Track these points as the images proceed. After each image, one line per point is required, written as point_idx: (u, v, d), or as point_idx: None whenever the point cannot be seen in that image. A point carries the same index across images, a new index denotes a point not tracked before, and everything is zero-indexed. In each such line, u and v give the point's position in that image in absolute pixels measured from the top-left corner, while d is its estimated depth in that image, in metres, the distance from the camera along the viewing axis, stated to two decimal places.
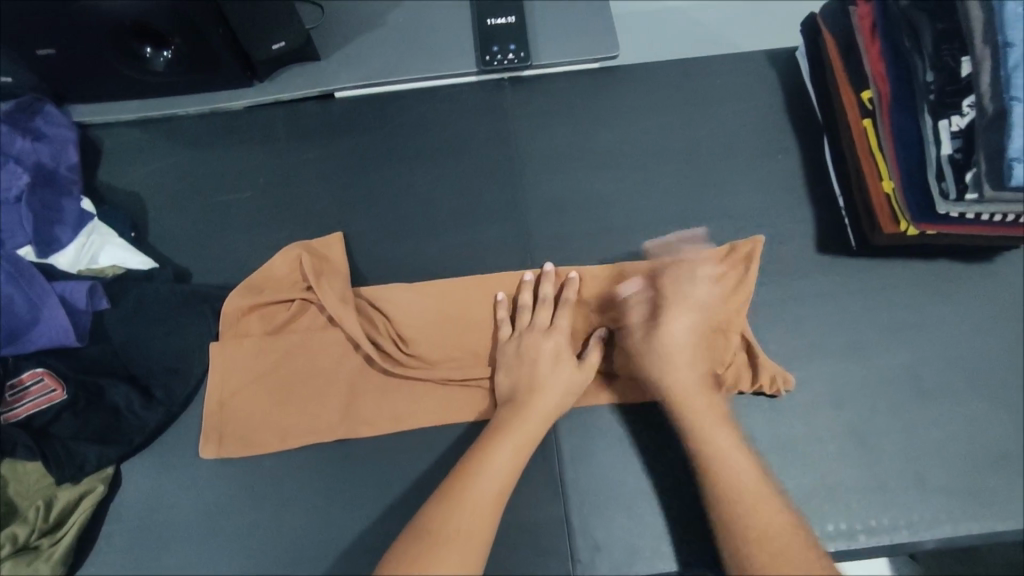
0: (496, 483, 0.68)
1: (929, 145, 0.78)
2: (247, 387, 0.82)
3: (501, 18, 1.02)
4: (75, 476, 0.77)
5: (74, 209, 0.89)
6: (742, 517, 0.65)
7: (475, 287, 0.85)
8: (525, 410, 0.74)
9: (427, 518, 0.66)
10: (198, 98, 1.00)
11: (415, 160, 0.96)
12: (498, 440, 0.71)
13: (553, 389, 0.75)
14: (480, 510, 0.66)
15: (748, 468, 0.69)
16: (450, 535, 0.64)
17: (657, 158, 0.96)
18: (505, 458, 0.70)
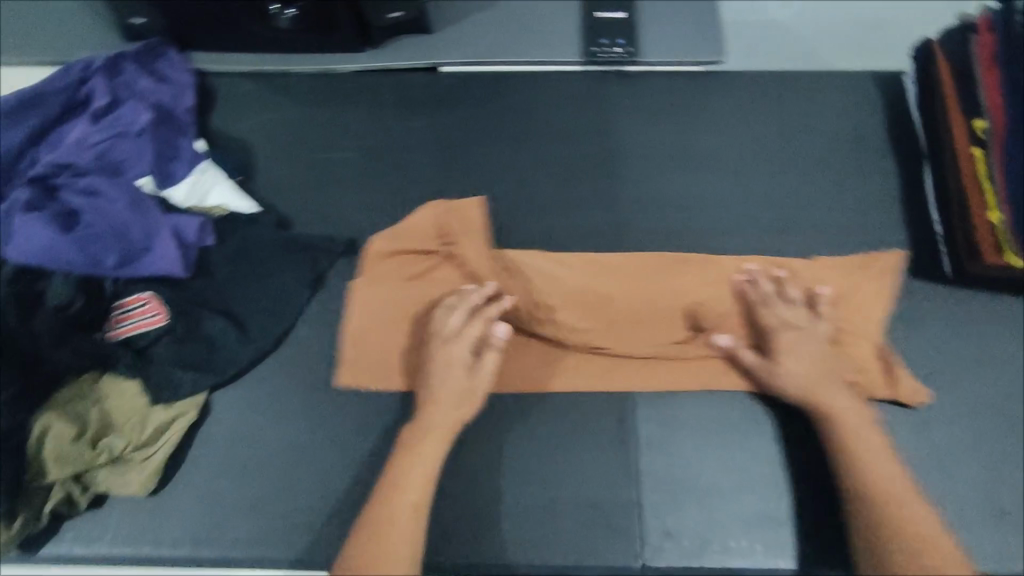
0: (411, 497, 0.73)
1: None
2: (387, 329, 0.85)
3: (610, 12, 1.05)
4: (170, 398, 0.81)
5: (189, 148, 0.93)
6: (885, 511, 0.70)
7: (609, 266, 0.88)
8: (422, 428, 0.77)
9: (353, 557, 0.69)
10: (312, 60, 1.05)
11: (515, 140, 0.99)
12: (405, 463, 0.75)
13: (463, 401, 0.78)
14: (405, 534, 0.70)
15: (891, 467, 0.73)
16: (366, 566, 0.68)
17: (753, 164, 0.96)
18: (416, 488, 0.73)
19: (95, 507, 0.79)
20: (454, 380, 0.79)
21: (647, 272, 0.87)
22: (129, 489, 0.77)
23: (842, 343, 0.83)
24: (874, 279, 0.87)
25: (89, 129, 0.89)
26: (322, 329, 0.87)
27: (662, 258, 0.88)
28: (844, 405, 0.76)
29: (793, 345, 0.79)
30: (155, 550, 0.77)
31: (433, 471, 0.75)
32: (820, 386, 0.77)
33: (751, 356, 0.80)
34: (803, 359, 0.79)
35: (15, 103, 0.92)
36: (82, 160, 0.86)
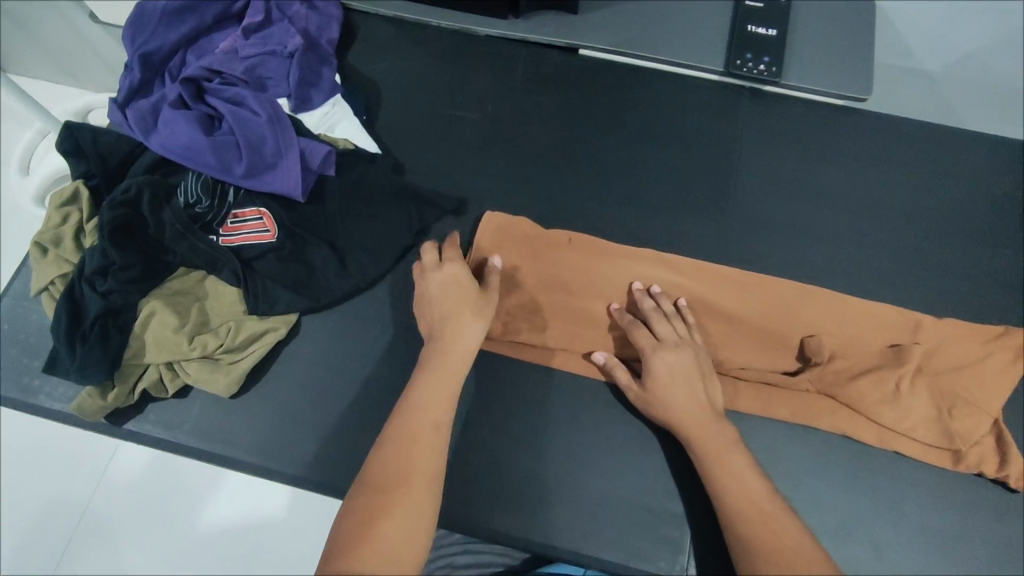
0: (434, 416, 0.70)
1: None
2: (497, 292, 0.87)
3: (762, 28, 1.02)
4: (266, 312, 0.84)
5: (330, 79, 0.96)
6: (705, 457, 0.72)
7: (732, 281, 0.86)
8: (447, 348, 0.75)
9: (379, 468, 0.66)
10: (455, 16, 1.06)
11: (636, 136, 0.98)
12: (427, 380, 0.72)
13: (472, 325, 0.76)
14: (424, 448, 0.67)
15: (691, 404, 0.75)
16: (394, 482, 0.64)
17: (877, 211, 0.93)
18: (432, 407, 0.70)
19: (179, 397, 0.83)
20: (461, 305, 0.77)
21: (767, 292, 0.85)
22: (213, 388, 0.81)
23: (956, 410, 0.78)
24: (998, 356, 0.80)
25: (242, 44, 0.95)
26: (418, 279, 0.89)
27: (785, 283, 0.86)
28: (691, 410, 0.75)
29: (902, 398, 0.78)
30: (223, 449, 0.81)
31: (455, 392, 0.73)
32: (680, 399, 0.75)
33: (622, 376, 0.79)
34: (675, 386, 0.76)
35: (176, 4, 0.95)
36: (232, 71, 0.91)
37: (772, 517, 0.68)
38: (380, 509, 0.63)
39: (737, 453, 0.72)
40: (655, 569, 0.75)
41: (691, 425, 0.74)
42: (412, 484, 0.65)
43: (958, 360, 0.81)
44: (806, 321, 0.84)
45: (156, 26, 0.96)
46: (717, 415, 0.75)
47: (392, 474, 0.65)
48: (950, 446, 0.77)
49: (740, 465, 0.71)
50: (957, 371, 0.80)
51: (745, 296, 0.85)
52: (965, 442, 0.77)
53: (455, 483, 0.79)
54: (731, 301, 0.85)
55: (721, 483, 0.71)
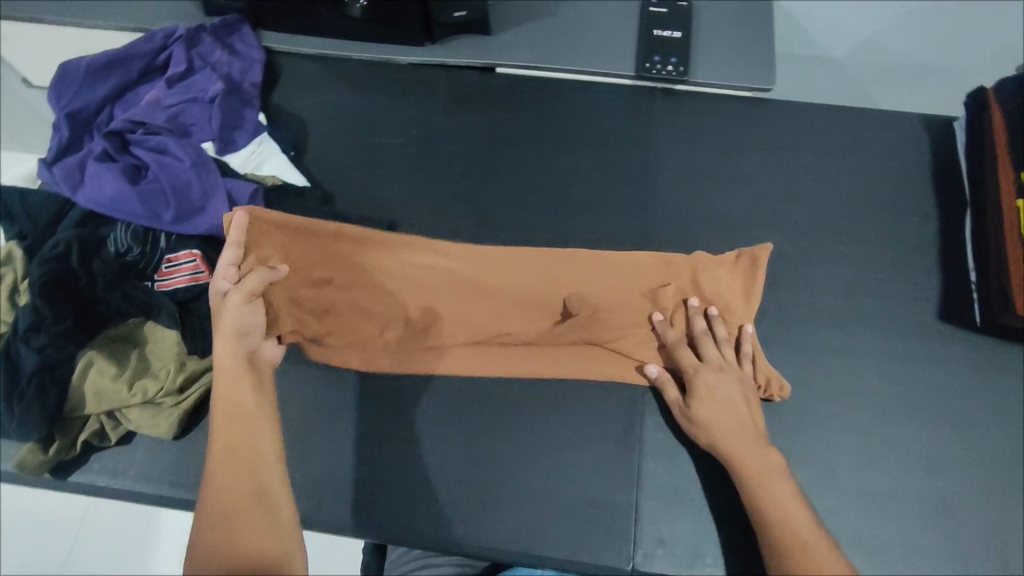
0: (246, 430, 0.69)
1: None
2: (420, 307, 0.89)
3: (667, 31, 1.06)
4: (204, 350, 0.86)
5: (253, 120, 0.99)
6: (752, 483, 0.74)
7: (609, 262, 0.90)
8: (224, 363, 0.72)
9: (206, 500, 0.66)
10: (373, 48, 1.09)
11: (557, 145, 1.02)
12: (224, 405, 0.70)
13: (231, 334, 0.73)
14: (230, 471, 0.67)
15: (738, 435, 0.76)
16: (217, 515, 0.64)
17: (792, 192, 0.97)
18: (226, 414, 0.70)
19: (123, 444, 0.84)
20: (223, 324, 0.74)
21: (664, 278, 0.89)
22: (155, 431, 0.82)
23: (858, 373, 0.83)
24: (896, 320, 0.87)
25: (165, 94, 0.97)
26: None
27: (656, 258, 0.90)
28: (739, 438, 0.76)
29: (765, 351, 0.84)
30: (171, 490, 0.81)
31: (249, 407, 0.71)
32: (725, 427, 0.77)
33: (673, 394, 0.81)
34: (723, 414, 0.78)
35: (99, 61, 0.98)
36: (154, 121, 0.94)
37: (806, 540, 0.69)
38: (228, 535, 0.63)
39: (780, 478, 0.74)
40: (605, 561, 0.77)
41: (738, 451, 0.76)
42: (226, 511, 0.64)
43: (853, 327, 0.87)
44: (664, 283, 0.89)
45: (80, 84, 0.98)
46: (761, 442, 0.76)
47: (218, 505, 0.65)
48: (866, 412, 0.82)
49: (796, 500, 0.73)
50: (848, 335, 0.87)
51: (610, 268, 0.90)
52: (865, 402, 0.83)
53: (405, 499, 0.81)
54: (599, 277, 0.90)
55: (771, 518, 0.72)
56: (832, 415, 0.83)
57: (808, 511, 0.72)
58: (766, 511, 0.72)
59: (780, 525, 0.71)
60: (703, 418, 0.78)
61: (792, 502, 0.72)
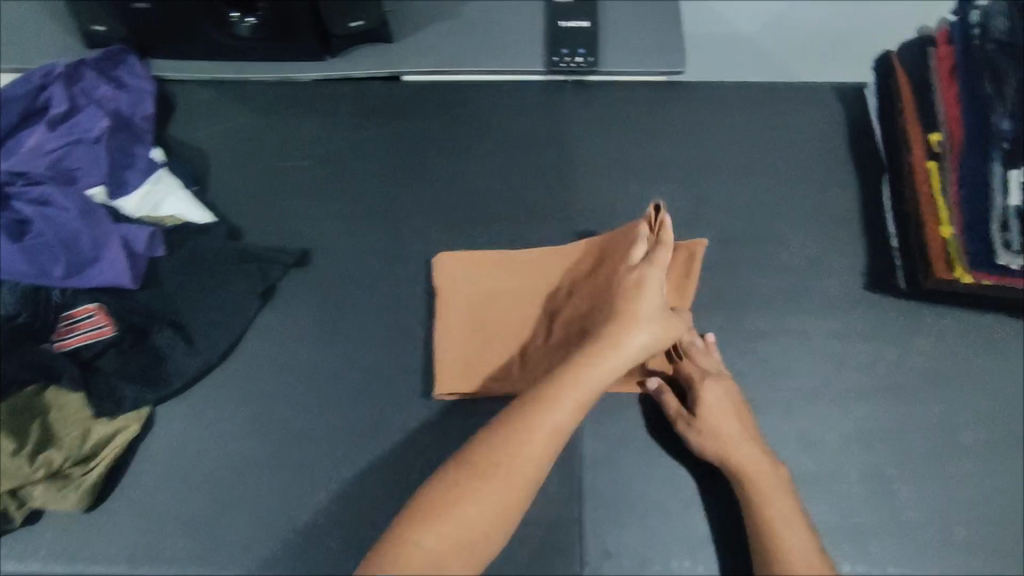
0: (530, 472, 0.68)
1: (994, 112, 0.80)
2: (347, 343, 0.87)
3: (574, 21, 1.03)
4: (113, 412, 0.80)
5: (145, 157, 0.93)
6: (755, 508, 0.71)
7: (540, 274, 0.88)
8: (594, 362, 0.73)
9: (479, 449, 0.69)
10: (271, 67, 1.03)
11: (473, 150, 0.98)
12: (551, 402, 0.70)
13: (622, 357, 0.74)
14: (540, 452, 0.69)
15: (752, 457, 0.73)
16: (480, 470, 0.67)
17: (713, 175, 0.95)
18: (522, 469, 0.68)
19: (31, 523, 0.78)
20: (626, 320, 0.76)
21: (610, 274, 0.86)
22: (63, 506, 0.76)
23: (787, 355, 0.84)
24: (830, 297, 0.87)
25: (44, 137, 0.90)
26: (273, 342, 0.87)
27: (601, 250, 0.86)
28: (752, 457, 0.73)
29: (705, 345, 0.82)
30: (90, 567, 0.76)
31: (562, 432, 0.70)
32: (735, 438, 0.74)
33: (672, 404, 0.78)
34: (725, 419, 0.75)
35: None
36: (37, 169, 0.87)
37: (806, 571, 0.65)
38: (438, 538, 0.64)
39: (788, 504, 0.71)
40: None
41: (747, 465, 0.73)
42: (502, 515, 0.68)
43: (786, 308, 0.87)
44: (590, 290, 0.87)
45: None
46: (771, 458, 0.74)
47: (485, 458, 0.68)
48: (799, 391, 0.82)
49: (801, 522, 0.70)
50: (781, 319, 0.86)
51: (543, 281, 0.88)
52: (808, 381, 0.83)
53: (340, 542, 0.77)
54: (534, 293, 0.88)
55: (777, 537, 0.69)
56: (768, 400, 0.82)
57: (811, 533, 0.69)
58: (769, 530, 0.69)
59: (788, 545, 0.68)
60: (714, 429, 0.75)
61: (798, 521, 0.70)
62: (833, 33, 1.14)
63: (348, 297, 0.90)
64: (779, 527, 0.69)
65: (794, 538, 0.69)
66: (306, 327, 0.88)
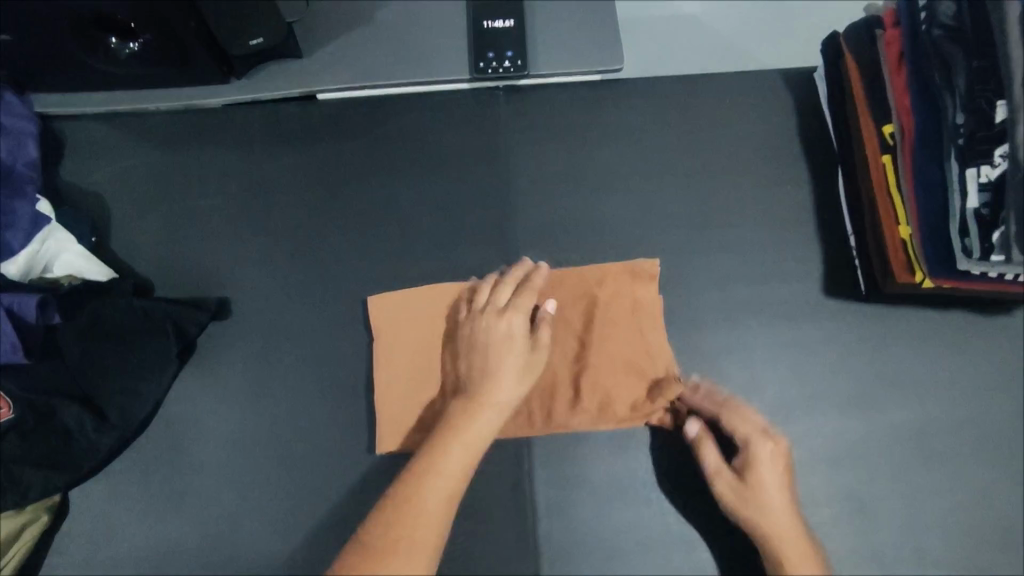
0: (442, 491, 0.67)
1: (946, 107, 0.72)
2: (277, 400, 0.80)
3: (499, 21, 0.95)
4: (19, 504, 0.72)
5: (27, 212, 0.82)
6: (778, 531, 0.70)
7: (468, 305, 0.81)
8: (473, 413, 0.72)
9: (376, 535, 0.64)
10: (168, 93, 0.93)
11: (401, 173, 0.90)
12: (436, 463, 0.69)
13: (492, 377, 0.73)
14: (441, 506, 0.67)
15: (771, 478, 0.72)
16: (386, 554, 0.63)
17: (659, 181, 0.89)
18: (437, 497, 0.67)
19: None
20: (497, 359, 0.74)
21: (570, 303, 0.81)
22: None
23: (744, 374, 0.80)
24: (786, 306, 0.82)
25: None
26: (195, 406, 0.80)
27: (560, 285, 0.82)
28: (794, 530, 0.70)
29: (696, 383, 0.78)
30: None
31: (457, 489, 0.69)
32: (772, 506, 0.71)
33: (712, 453, 0.74)
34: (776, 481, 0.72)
35: None
36: None
37: None
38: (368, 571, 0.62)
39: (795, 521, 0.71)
40: None
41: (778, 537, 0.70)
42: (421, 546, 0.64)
43: (743, 322, 0.82)
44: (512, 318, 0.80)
45: None
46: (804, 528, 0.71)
47: (384, 545, 0.63)
48: (761, 409, 0.78)
49: None
50: (739, 335, 0.81)
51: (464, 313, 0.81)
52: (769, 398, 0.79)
53: None
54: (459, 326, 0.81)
55: None
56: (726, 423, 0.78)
57: None
58: None
59: None
60: (767, 491, 0.71)
61: None
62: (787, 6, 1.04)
63: (275, 349, 0.83)
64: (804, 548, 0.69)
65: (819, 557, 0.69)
66: (230, 386, 0.81)
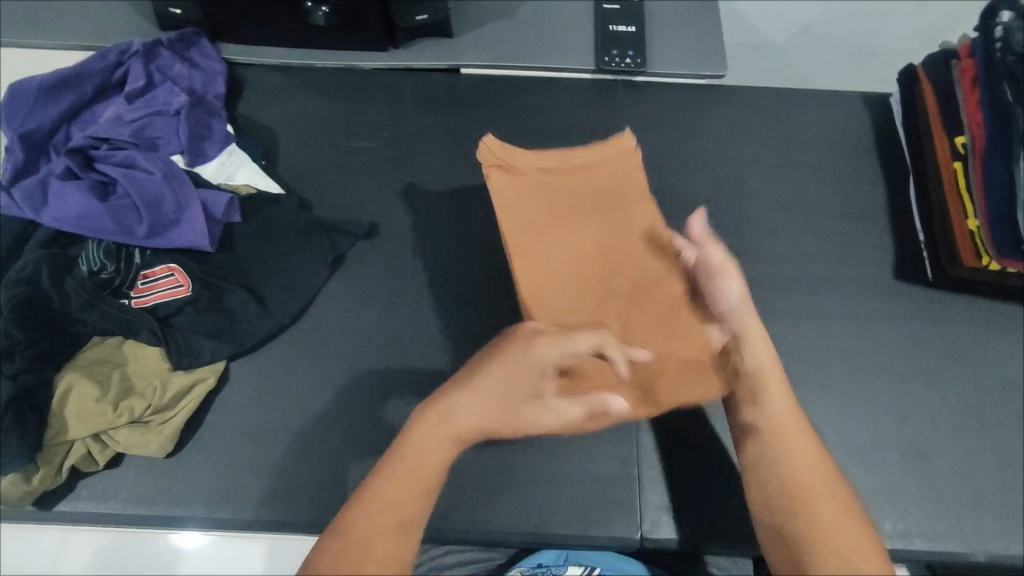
0: (436, 465, 0.62)
1: (1015, 118, 0.84)
2: (413, 313, 0.92)
3: (622, 26, 1.11)
4: (191, 364, 0.84)
5: (221, 130, 0.98)
6: (773, 438, 0.65)
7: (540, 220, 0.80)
8: (453, 396, 0.65)
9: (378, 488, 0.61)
10: (336, 55, 1.09)
11: (528, 139, 1.05)
12: (445, 404, 0.65)
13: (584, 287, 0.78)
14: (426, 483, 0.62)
15: (812, 449, 0.64)
16: (403, 494, 0.61)
17: (752, 169, 1.03)
18: (430, 462, 0.62)
19: (111, 467, 0.82)
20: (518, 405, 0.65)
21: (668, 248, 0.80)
22: (146, 451, 0.80)
23: (824, 334, 0.90)
24: (862, 283, 0.94)
25: (126, 109, 0.95)
26: (340, 307, 0.92)
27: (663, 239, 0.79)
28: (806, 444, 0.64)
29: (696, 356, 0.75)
30: (170, 510, 0.80)
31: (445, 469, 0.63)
32: (781, 405, 0.67)
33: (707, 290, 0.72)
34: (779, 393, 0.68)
35: (50, 80, 0.93)
36: (118, 136, 0.92)
37: (839, 537, 0.57)
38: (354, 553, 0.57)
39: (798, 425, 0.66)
40: (611, 534, 0.80)
41: (787, 434, 0.65)
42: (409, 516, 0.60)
43: (824, 294, 0.93)
44: (620, 266, 0.79)
45: (31, 104, 0.93)
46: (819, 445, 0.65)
47: (372, 515, 0.59)
48: (839, 367, 0.89)
49: (853, 513, 0.60)
50: (820, 303, 0.93)
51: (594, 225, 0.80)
52: (844, 357, 0.89)
53: None
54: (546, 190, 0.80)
55: (809, 518, 0.59)
56: (807, 371, 0.88)
57: (866, 532, 0.58)
58: (810, 500, 0.60)
59: (832, 532, 0.58)
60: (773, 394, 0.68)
61: (850, 508, 0.60)
62: (874, 45, 1.19)
63: (413, 270, 0.95)
64: (798, 454, 0.63)
65: (817, 469, 0.62)
66: (372, 295, 0.93)
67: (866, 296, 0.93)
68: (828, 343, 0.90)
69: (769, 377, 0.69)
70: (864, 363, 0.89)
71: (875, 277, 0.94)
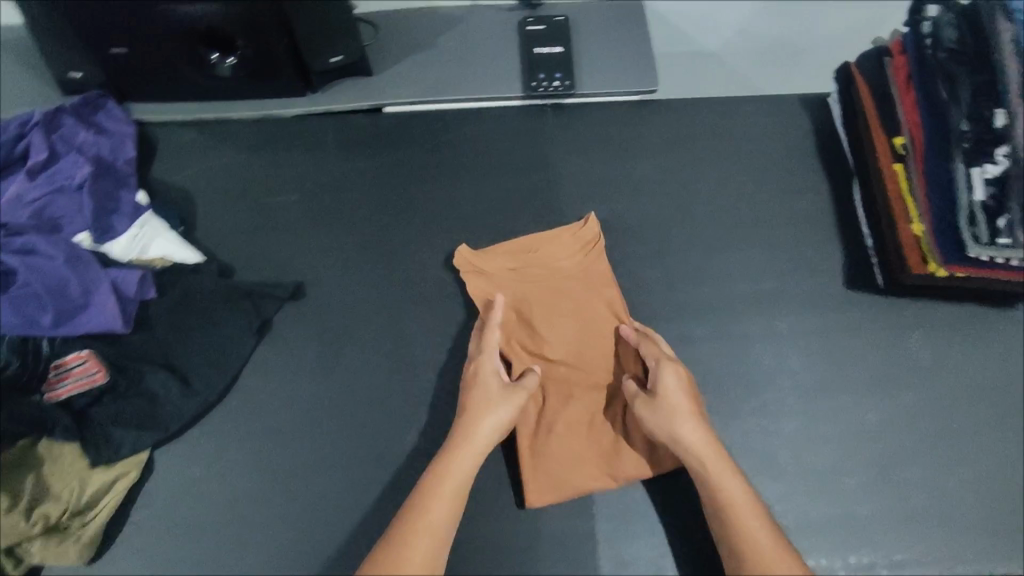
0: (442, 513, 0.71)
1: (951, 114, 0.82)
2: (346, 376, 0.87)
3: (547, 47, 1.06)
4: (110, 459, 0.79)
5: (130, 201, 0.92)
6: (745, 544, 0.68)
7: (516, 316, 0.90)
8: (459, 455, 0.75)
9: (416, 499, 0.72)
10: (251, 105, 1.04)
11: (458, 176, 1.00)
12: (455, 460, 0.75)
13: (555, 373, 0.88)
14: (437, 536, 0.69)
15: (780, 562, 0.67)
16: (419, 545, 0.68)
17: (691, 187, 0.99)
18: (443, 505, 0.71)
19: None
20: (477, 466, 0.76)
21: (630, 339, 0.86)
22: (64, 560, 0.75)
23: (777, 357, 0.87)
24: (812, 297, 0.90)
25: (26, 188, 0.88)
26: (270, 377, 0.87)
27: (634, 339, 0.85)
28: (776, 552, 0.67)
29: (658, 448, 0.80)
30: None
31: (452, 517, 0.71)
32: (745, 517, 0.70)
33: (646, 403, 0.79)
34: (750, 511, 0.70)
35: None
36: (17, 220, 0.85)
37: None
38: None
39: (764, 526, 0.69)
40: None
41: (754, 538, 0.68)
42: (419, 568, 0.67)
43: (774, 313, 0.89)
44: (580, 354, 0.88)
45: None
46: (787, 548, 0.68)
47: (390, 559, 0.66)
48: (795, 391, 0.85)
49: None
50: (771, 323, 0.89)
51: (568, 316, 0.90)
52: (799, 379, 0.85)
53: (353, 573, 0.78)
54: (518, 277, 0.91)
55: None
56: (762, 398, 0.85)
57: None
58: None
59: None
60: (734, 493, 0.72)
61: None
62: (809, 42, 1.15)
63: (344, 329, 0.90)
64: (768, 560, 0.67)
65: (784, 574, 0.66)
66: (302, 361, 0.88)
67: (817, 311, 0.89)
68: (781, 366, 0.86)
69: (729, 488, 0.72)
70: (821, 384, 0.85)
71: (825, 290, 0.91)
